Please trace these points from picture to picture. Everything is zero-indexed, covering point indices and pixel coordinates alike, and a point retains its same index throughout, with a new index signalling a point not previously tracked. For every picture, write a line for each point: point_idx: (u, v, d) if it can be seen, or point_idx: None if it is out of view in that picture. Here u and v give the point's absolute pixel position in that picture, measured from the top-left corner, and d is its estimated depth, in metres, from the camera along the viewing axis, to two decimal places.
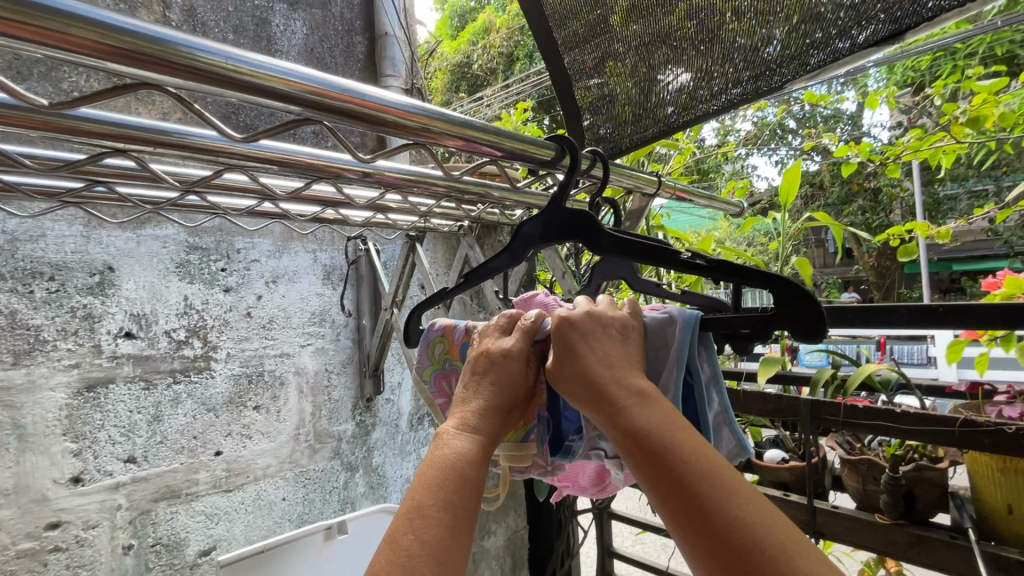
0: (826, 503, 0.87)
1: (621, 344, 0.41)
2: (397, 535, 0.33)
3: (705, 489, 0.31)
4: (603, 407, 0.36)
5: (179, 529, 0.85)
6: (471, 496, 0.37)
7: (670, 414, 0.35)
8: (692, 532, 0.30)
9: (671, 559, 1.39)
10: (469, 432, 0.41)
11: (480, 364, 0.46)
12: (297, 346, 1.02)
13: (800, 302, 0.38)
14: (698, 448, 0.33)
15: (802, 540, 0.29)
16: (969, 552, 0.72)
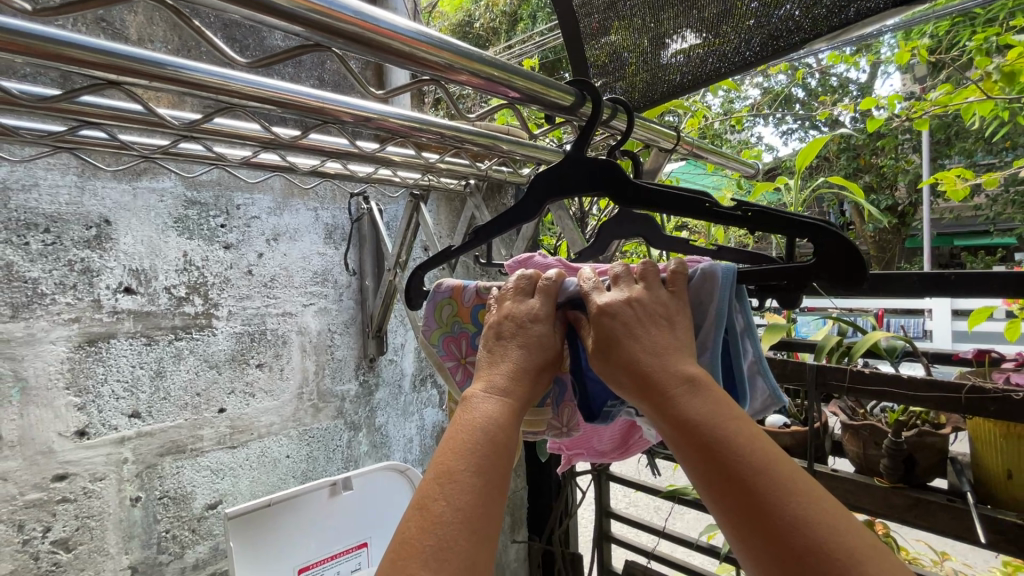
0: (825, 467, 0.89)
1: (666, 320, 0.40)
2: (429, 500, 0.32)
3: (766, 487, 0.31)
4: (652, 396, 0.36)
5: (185, 483, 0.86)
6: (505, 464, 0.36)
7: (721, 402, 0.35)
8: (748, 529, 0.30)
9: (667, 519, 1.42)
10: (498, 394, 0.40)
11: (507, 330, 0.45)
12: (300, 306, 1.01)
13: (841, 249, 0.40)
14: (754, 441, 0.33)
15: (867, 541, 0.29)
16: (967, 514, 0.73)
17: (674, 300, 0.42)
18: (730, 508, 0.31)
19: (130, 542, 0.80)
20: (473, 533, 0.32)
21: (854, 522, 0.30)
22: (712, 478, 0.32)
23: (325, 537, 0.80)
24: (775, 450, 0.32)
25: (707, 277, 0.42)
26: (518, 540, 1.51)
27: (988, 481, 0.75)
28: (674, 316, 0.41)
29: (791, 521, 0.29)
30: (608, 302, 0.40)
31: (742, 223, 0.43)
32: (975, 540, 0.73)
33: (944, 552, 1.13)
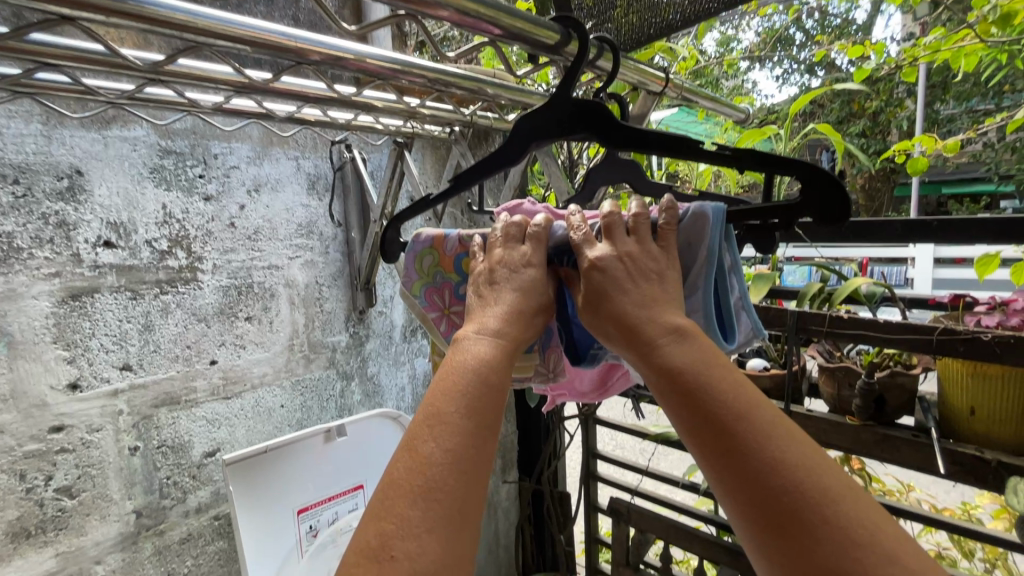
0: (801, 407, 0.93)
1: (656, 274, 0.42)
2: (419, 441, 0.34)
3: (744, 429, 0.33)
4: (638, 346, 0.39)
5: (182, 433, 0.88)
6: (495, 403, 0.38)
7: (705, 352, 0.37)
8: (725, 467, 0.33)
9: (650, 459, 1.49)
10: (491, 335, 0.41)
11: (499, 275, 0.46)
12: (286, 258, 1.00)
13: (825, 184, 0.42)
14: (736, 387, 0.35)
15: (834, 479, 0.32)
16: (929, 447, 0.78)
17: (665, 250, 0.43)
18: (711, 449, 0.34)
19: (132, 489, 0.82)
20: (461, 470, 0.34)
21: (824, 463, 0.32)
22: (693, 421, 0.35)
23: (323, 481, 0.83)
24: (755, 395, 0.35)
25: (697, 218, 0.43)
26: (509, 480, 1.58)
27: (952, 417, 0.79)
28: (663, 268, 0.43)
29: (771, 461, 0.32)
30: (601, 254, 0.42)
31: (731, 164, 0.43)
32: (935, 470, 0.78)
33: (908, 483, 1.20)
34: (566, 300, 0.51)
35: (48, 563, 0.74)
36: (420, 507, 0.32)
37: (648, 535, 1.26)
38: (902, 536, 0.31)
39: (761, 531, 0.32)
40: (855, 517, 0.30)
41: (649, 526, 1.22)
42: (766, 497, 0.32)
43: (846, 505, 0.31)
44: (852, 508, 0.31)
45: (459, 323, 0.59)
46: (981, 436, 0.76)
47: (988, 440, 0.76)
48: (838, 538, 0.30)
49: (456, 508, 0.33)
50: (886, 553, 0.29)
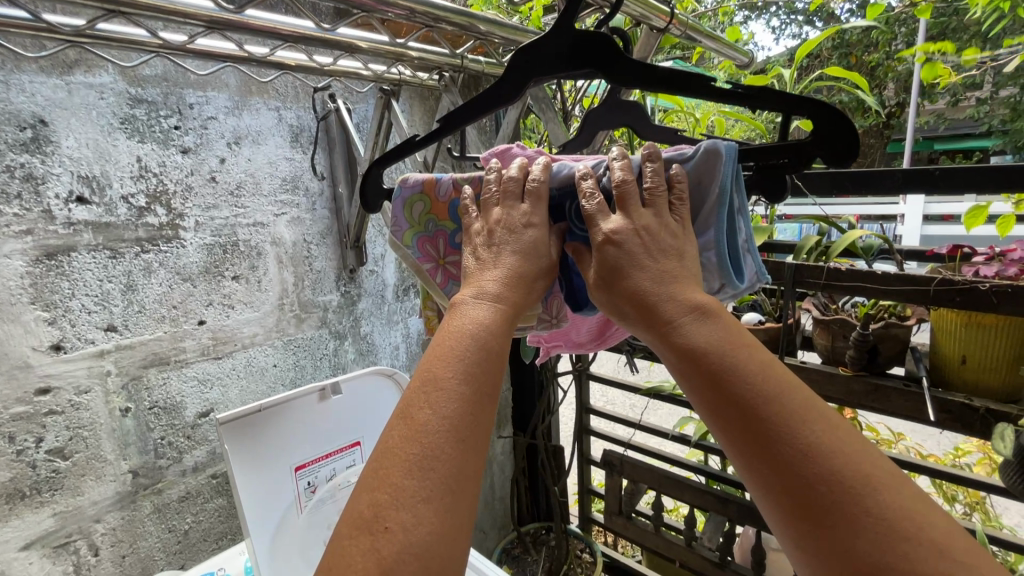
0: (795, 359, 0.93)
1: (671, 245, 0.40)
2: (416, 409, 0.34)
3: (773, 414, 0.32)
4: (659, 325, 0.37)
5: (174, 393, 0.86)
6: (495, 366, 0.37)
7: (728, 332, 0.36)
8: (755, 453, 0.33)
9: (642, 413, 1.52)
10: (489, 300, 0.41)
11: (495, 237, 0.45)
12: (271, 215, 0.97)
13: (837, 118, 0.40)
14: (766, 370, 0.34)
15: (872, 465, 0.31)
16: (920, 396, 0.79)
17: (681, 221, 0.42)
18: (741, 436, 0.33)
19: (127, 449, 0.82)
20: (459, 435, 0.33)
21: (860, 448, 0.32)
22: (719, 405, 0.34)
23: (320, 439, 0.83)
24: (788, 379, 0.34)
25: (709, 156, 0.42)
26: (504, 436, 1.61)
27: (943, 367, 0.80)
28: (681, 245, 0.41)
29: (806, 449, 0.31)
30: (618, 228, 0.40)
31: (740, 102, 0.41)
32: (924, 418, 0.80)
33: (893, 432, 1.24)
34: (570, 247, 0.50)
35: (46, 523, 0.74)
36: (417, 473, 0.32)
37: (640, 485, 1.30)
38: (944, 523, 0.30)
39: (797, 522, 0.31)
40: (895, 504, 0.30)
41: (641, 476, 1.25)
42: (802, 486, 0.31)
43: (888, 494, 0.30)
44: (895, 497, 0.30)
45: (456, 273, 0.56)
46: (970, 385, 0.77)
47: (977, 388, 0.77)
48: (883, 530, 0.29)
49: (456, 476, 0.32)
50: (930, 542, 0.29)
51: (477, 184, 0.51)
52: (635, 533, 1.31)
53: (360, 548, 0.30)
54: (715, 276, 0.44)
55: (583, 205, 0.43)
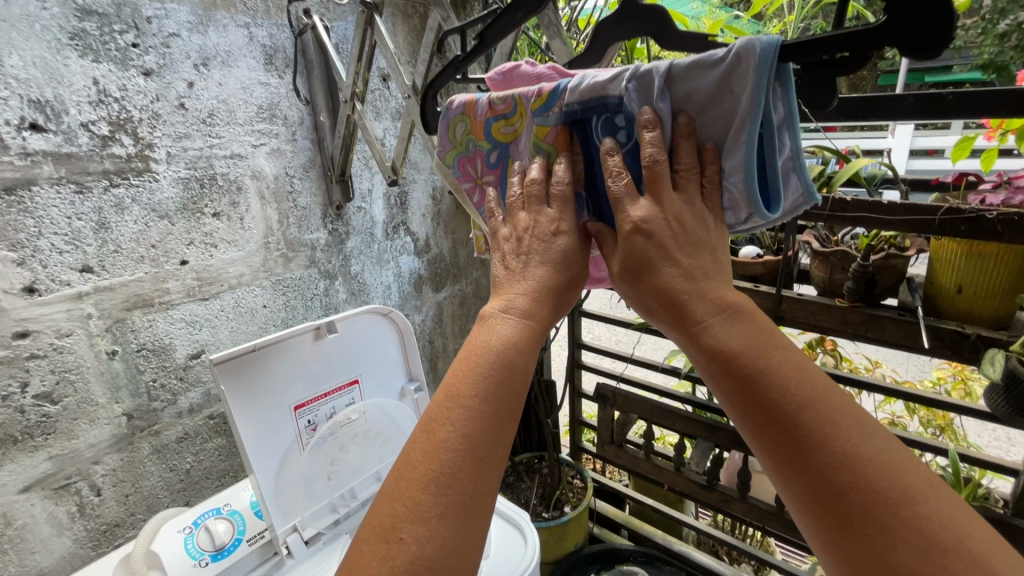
0: (792, 291, 0.93)
1: (702, 246, 0.42)
2: (437, 425, 0.38)
3: (805, 418, 0.35)
4: (691, 329, 0.40)
5: (162, 335, 0.84)
6: (514, 390, 0.40)
7: (757, 335, 0.39)
8: (787, 454, 0.35)
9: (633, 347, 1.54)
10: (516, 315, 0.43)
11: (525, 246, 0.47)
12: (249, 147, 0.90)
13: (925, 0, 0.35)
14: (797, 374, 0.37)
15: (906, 472, 0.33)
16: (914, 326, 0.80)
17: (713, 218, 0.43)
18: (774, 441, 0.36)
19: (118, 392, 0.80)
20: (473, 456, 0.37)
21: (895, 455, 0.34)
22: (749, 406, 0.37)
23: (317, 378, 0.81)
24: (820, 384, 0.37)
25: (740, 59, 0.38)
26: None
27: (938, 296, 0.81)
28: (713, 241, 0.43)
29: (839, 452, 0.34)
30: (645, 215, 0.42)
31: None
32: (916, 346, 0.81)
33: (876, 361, 1.28)
34: (595, 168, 0.48)
35: (44, 466, 0.73)
36: (433, 493, 0.36)
37: (632, 416, 1.34)
38: (975, 528, 0.32)
39: (829, 524, 0.34)
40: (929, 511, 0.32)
41: (633, 408, 1.29)
42: (834, 490, 0.33)
43: (922, 500, 0.32)
44: (927, 503, 0.32)
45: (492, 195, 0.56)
46: (962, 313, 0.79)
47: (969, 316, 0.78)
48: (915, 537, 0.31)
49: (470, 494, 0.37)
50: (964, 551, 0.31)
51: (515, 101, 0.49)
52: (626, 459, 1.36)
53: (377, 554, 0.35)
54: (741, 203, 0.42)
55: (610, 186, 0.44)
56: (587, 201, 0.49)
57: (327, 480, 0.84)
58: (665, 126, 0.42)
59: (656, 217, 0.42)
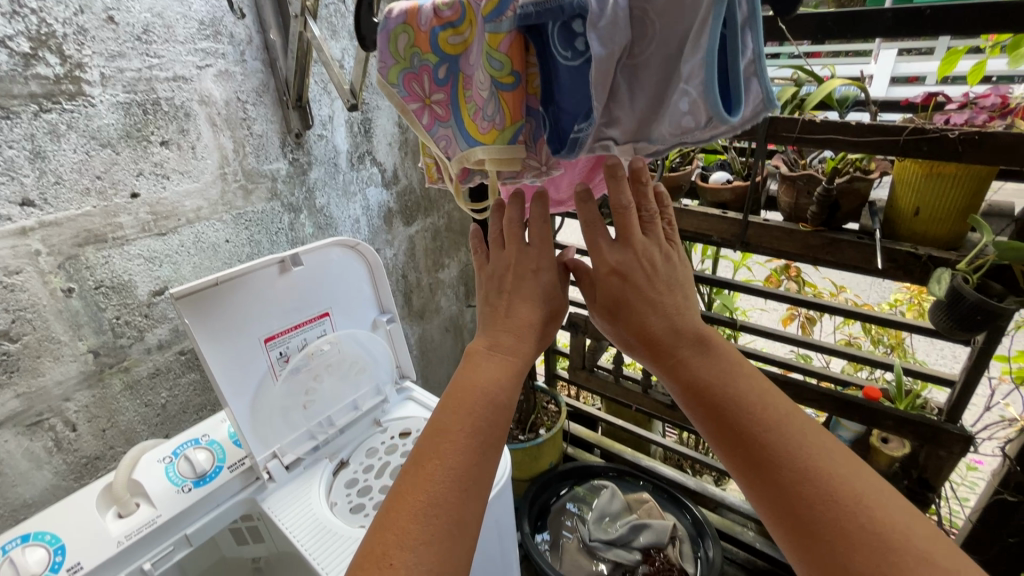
0: (758, 217, 0.94)
1: (672, 290, 0.50)
2: (425, 458, 0.41)
3: (768, 437, 0.41)
4: (669, 362, 0.47)
5: (120, 272, 0.81)
6: (498, 420, 0.44)
7: (724, 367, 0.46)
8: (757, 472, 0.41)
9: None
10: (501, 351, 0.48)
11: (510, 284, 0.53)
12: (193, 68, 0.83)
13: None
14: (761, 399, 0.44)
15: (860, 481, 0.39)
16: (871, 248, 0.83)
17: (676, 261, 0.53)
18: (744, 459, 0.42)
19: (80, 330, 0.78)
20: (458, 488, 0.40)
21: (853, 467, 0.40)
22: (721, 428, 0.43)
23: (286, 311, 0.81)
24: (783, 408, 0.43)
25: None
26: (472, 306, 1.66)
27: (897, 218, 0.83)
28: (681, 282, 0.52)
29: (799, 467, 0.40)
30: (620, 260, 0.51)
31: None
32: (871, 267, 0.84)
33: (835, 285, 1.34)
34: (548, 76, 0.42)
35: (12, 404, 0.72)
36: (422, 523, 0.38)
37: (603, 343, 1.39)
38: (922, 529, 0.37)
39: (797, 533, 0.39)
40: (881, 515, 0.37)
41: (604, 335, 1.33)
42: (799, 502, 0.38)
43: (876, 506, 0.37)
44: (882, 512, 0.37)
45: (443, 115, 0.48)
46: (917, 235, 0.81)
47: (922, 238, 0.81)
48: (870, 538, 0.36)
49: (456, 523, 0.39)
50: (913, 546, 0.36)
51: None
52: (597, 384, 1.42)
53: None
54: (702, 107, 0.36)
55: (588, 230, 0.52)
56: (547, 118, 0.43)
57: (304, 409, 0.86)
58: (618, 20, 0.37)
59: (630, 263, 0.51)
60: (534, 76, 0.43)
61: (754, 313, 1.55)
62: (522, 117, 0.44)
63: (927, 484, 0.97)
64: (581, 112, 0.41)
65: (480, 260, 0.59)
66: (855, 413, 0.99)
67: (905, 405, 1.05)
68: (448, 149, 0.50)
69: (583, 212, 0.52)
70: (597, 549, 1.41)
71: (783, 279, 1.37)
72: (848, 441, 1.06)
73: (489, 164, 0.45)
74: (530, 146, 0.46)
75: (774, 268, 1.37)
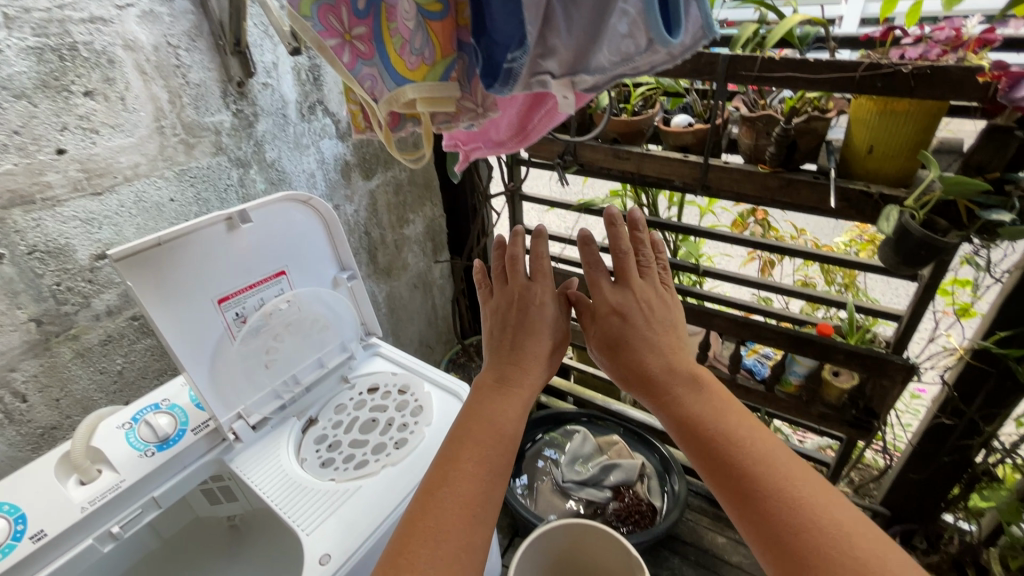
0: (719, 160, 0.94)
1: (666, 335, 0.58)
2: (439, 491, 0.45)
3: (757, 473, 0.45)
4: (665, 402, 0.52)
5: (55, 236, 0.76)
6: (504, 449, 0.50)
7: (716, 408, 0.50)
8: (746, 506, 0.44)
9: (572, 228, 1.57)
10: (510, 384, 0.55)
11: (519, 319, 0.61)
12: (112, 8, 0.76)
13: None
14: (751, 438, 0.48)
15: (840, 514, 0.42)
16: (826, 188, 0.84)
17: (670, 303, 0.61)
18: (734, 493, 0.45)
19: (18, 299, 0.74)
20: (468, 516, 0.45)
21: (835, 501, 0.43)
22: (713, 465, 0.47)
23: (238, 270, 0.78)
24: (771, 448, 0.47)
25: None
26: (441, 261, 1.64)
27: (851, 157, 0.83)
28: (673, 321, 0.60)
29: (784, 501, 0.43)
30: (620, 301, 0.59)
31: None
32: (825, 207, 0.86)
33: (796, 227, 1.36)
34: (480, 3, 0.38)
35: None
36: (436, 541, 0.43)
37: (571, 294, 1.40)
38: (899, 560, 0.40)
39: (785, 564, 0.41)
40: (859, 545, 0.40)
41: None
42: (785, 532, 0.42)
43: (853, 537, 0.41)
44: (861, 544, 0.40)
45: (366, 53, 0.42)
46: (870, 174, 0.82)
47: (875, 177, 0.82)
48: (849, 565, 0.39)
49: (470, 540, 0.43)
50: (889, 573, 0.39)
51: None
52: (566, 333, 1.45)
53: None
54: (641, 27, 0.35)
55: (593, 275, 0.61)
56: (478, 51, 0.40)
57: (266, 369, 0.85)
58: None
59: (629, 303, 0.59)
60: (463, 5, 0.39)
61: (718, 259, 1.57)
62: (453, 51, 0.41)
63: (872, 411, 1.04)
64: (513, 40, 0.37)
65: (484, 295, 0.67)
66: (808, 348, 1.03)
67: (855, 340, 1.11)
68: (373, 91, 0.43)
69: (586, 254, 0.61)
70: (570, 489, 1.49)
71: (749, 222, 1.39)
72: (802, 376, 1.11)
73: (418, 105, 0.42)
74: (464, 83, 0.43)
75: (738, 213, 1.39)
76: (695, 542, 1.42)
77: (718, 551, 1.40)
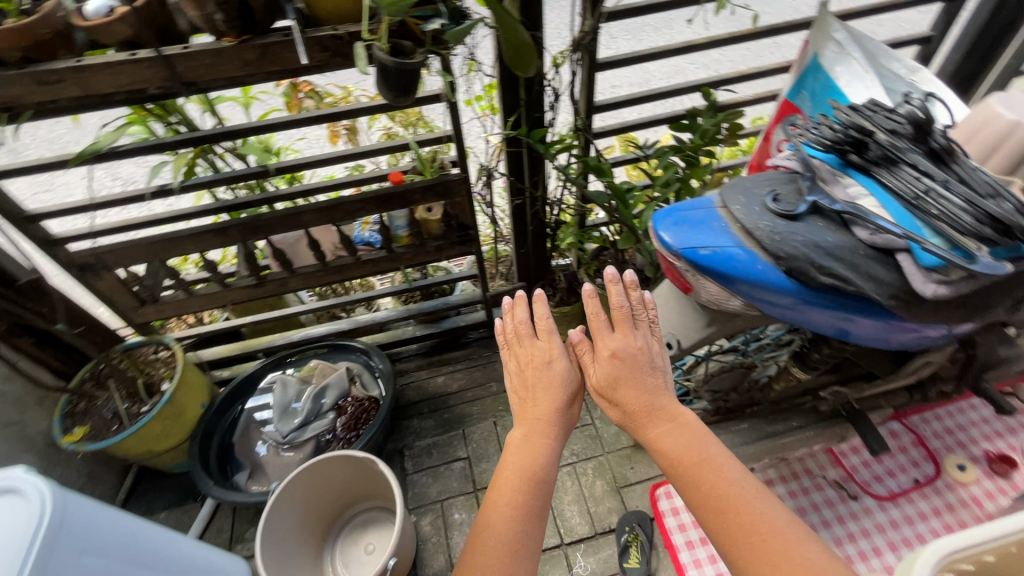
0: (177, 47, 0.77)
1: (653, 375, 0.71)
2: (486, 534, 0.60)
3: (719, 484, 0.59)
4: (651, 433, 0.66)
5: None
6: (538, 489, 0.64)
7: (691, 436, 0.65)
8: (709, 509, 0.58)
9: (96, 186, 1.19)
10: (532, 436, 0.68)
11: (539, 371, 0.74)
12: None
13: None
14: (716, 462, 0.61)
15: (782, 520, 0.55)
16: (294, 44, 0.78)
17: (659, 348, 0.75)
18: (700, 499, 0.59)
19: None
20: (507, 544, 0.59)
21: (778, 508, 0.57)
22: (685, 477, 0.61)
23: None
24: (734, 472, 0.60)
25: None
26: None
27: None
28: (661, 362, 0.73)
29: (737, 505, 0.57)
30: (619, 344, 0.72)
31: None
32: (300, 65, 0.81)
33: (346, 87, 1.32)
34: None
35: None
36: (488, 556, 0.58)
37: (155, 263, 1.13)
38: (816, 545, 0.53)
39: (736, 554, 0.55)
40: (789, 539, 0.53)
41: (132, 256, 1.07)
42: (732, 526, 0.56)
43: (785, 535, 0.54)
44: (790, 541, 0.53)
45: None
46: (331, 14, 0.78)
47: (338, 17, 0.78)
48: (782, 554, 0.52)
49: (511, 560, 0.58)
50: (809, 557, 0.52)
51: None
52: (173, 308, 1.20)
53: None
54: None
55: (600, 322, 0.75)
56: None
57: None
58: None
59: (626, 348, 0.72)
60: None
61: (298, 145, 1.46)
62: None
63: (464, 226, 1.23)
64: None
65: (510, 355, 0.80)
66: (392, 202, 1.11)
67: (429, 173, 1.20)
68: None
69: (590, 302, 0.77)
70: (294, 439, 1.39)
71: (303, 98, 1.26)
72: (405, 227, 1.22)
73: None
74: None
75: (284, 92, 1.22)
76: (424, 397, 1.60)
77: (441, 391, 1.61)
